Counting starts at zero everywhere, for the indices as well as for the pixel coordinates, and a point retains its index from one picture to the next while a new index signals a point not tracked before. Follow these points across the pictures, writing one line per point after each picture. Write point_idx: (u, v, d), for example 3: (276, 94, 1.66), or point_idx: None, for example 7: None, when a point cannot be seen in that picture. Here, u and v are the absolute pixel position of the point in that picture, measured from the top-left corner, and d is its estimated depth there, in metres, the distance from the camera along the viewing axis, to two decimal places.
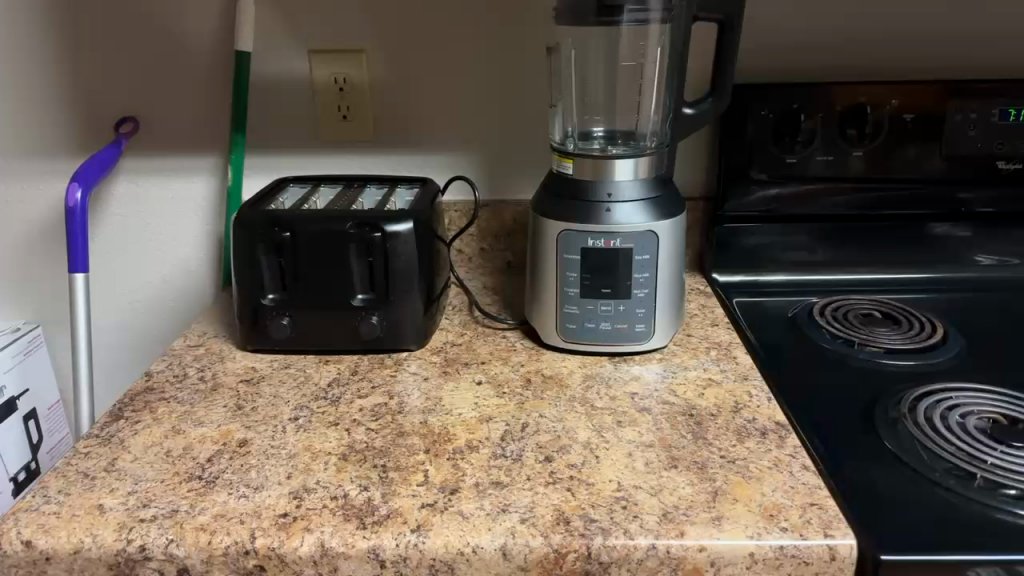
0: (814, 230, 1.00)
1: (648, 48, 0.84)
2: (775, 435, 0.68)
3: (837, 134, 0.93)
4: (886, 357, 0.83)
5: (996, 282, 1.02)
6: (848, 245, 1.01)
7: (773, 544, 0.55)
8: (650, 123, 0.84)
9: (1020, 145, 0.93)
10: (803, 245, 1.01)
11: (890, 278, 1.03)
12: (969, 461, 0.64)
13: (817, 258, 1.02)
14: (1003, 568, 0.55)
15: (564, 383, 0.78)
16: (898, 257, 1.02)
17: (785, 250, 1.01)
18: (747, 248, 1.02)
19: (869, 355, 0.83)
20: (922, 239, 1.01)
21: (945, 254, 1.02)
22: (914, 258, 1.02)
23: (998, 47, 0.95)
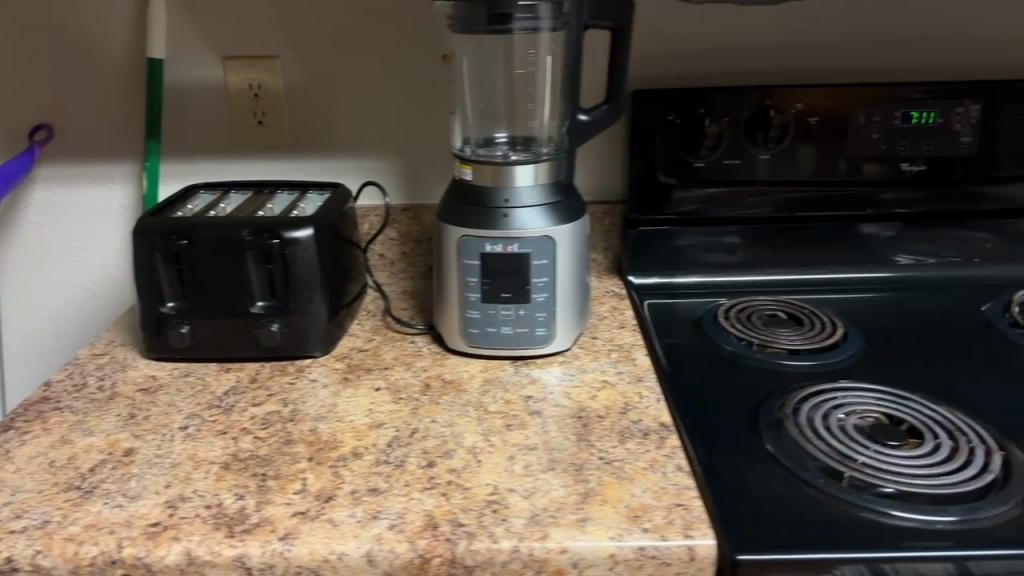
0: (730, 231, 1.01)
1: (539, 57, 0.82)
2: (656, 435, 0.69)
3: (743, 137, 0.95)
4: (785, 357, 0.84)
5: (914, 281, 1.03)
6: (765, 246, 1.02)
7: (633, 546, 0.56)
8: (546, 128, 0.84)
9: (923, 147, 0.95)
10: (720, 247, 1.02)
11: (808, 279, 1.03)
12: (842, 460, 0.65)
13: (733, 259, 1.03)
14: (865, 565, 0.57)
15: (462, 388, 0.77)
16: (816, 259, 1.03)
17: (705, 252, 1.02)
18: (665, 250, 1.02)
19: (772, 357, 0.84)
20: (838, 240, 1.02)
21: (866, 253, 1.02)
22: (832, 258, 1.03)
23: (903, 50, 0.96)
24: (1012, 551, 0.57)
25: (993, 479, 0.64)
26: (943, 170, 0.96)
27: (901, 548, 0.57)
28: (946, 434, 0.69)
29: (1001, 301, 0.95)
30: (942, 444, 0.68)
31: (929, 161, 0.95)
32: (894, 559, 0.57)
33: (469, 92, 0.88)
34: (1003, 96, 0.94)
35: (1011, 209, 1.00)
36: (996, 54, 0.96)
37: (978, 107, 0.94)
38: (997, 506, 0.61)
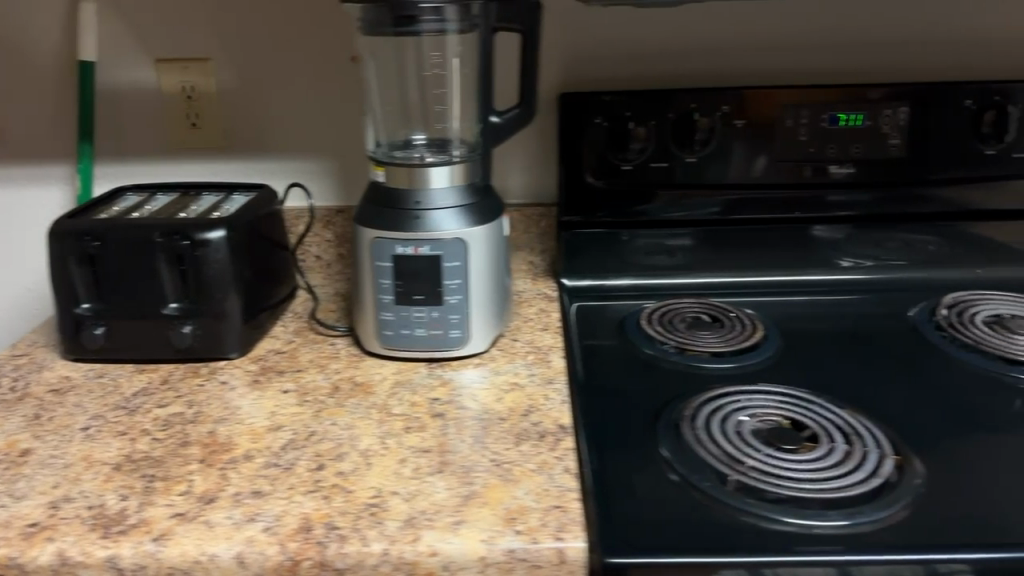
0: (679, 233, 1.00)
1: (446, 59, 0.82)
2: (551, 437, 0.69)
3: (669, 140, 0.94)
4: (708, 360, 0.84)
5: (865, 283, 0.98)
6: (703, 247, 1.00)
7: (503, 548, 0.56)
8: (456, 130, 0.84)
9: (851, 149, 0.93)
10: (659, 248, 1.01)
11: (753, 283, 0.99)
12: (730, 463, 0.65)
13: (673, 261, 1.00)
14: (746, 570, 0.56)
15: (370, 390, 0.77)
16: (758, 260, 1.00)
17: (645, 255, 1.01)
18: (601, 250, 1.01)
19: (692, 360, 0.84)
20: (778, 241, 1.00)
21: (812, 253, 1.00)
22: (775, 260, 1.00)
23: (834, 51, 0.95)
24: (895, 556, 0.57)
25: (880, 484, 0.63)
26: (873, 173, 0.95)
27: (784, 552, 0.57)
28: (843, 437, 0.68)
29: (931, 302, 0.94)
30: (836, 448, 0.67)
31: (857, 164, 0.94)
32: (775, 563, 0.56)
33: (375, 89, 0.85)
34: (932, 98, 0.93)
35: (951, 212, 0.99)
36: (929, 56, 0.95)
37: (906, 109, 0.93)
38: (879, 511, 0.61)
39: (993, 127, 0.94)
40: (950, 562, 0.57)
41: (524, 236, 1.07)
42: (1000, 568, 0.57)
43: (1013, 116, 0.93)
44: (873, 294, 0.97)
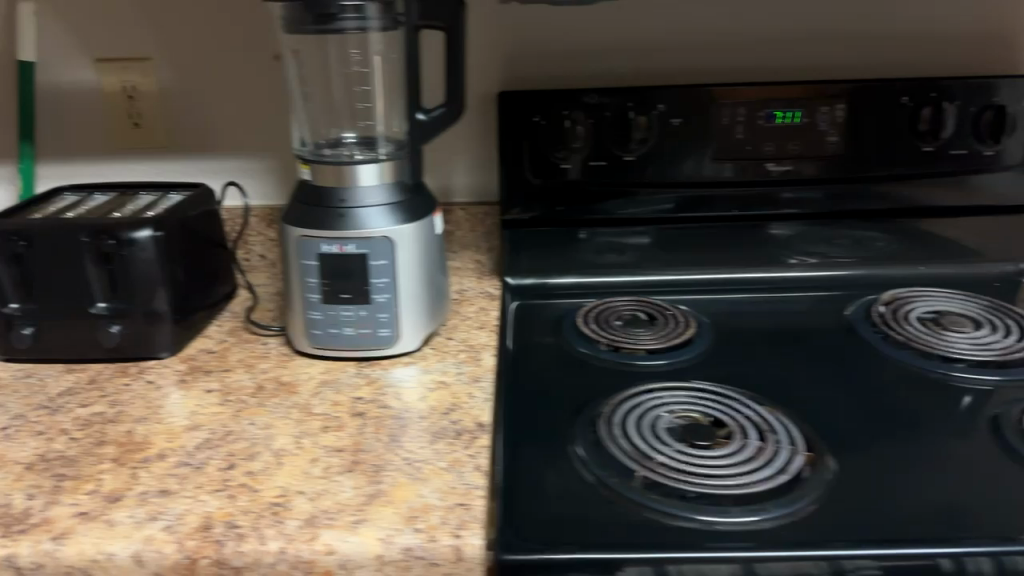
0: (639, 235, 1.06)
1: (369, 56, 0.83)
2: (468, 436, 0.68)
3: (607, 138, 0.94)
4: (642, 357, 0.84)
5: (807, 280, 0.99)
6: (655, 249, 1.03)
7: (399, 546, 0.56)
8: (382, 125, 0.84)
9: (789, 146, 0.93)
10: (612, 248, 1.03)
11: (695, 279, 0.99)
12: (639, 459, 0.65)
13: (625, 259, 1.03)
14: (650, 567, 0.57)
15: (294, 389, 0.76)
16: (701, 258, 1.01)
17: (597, 253, 1.03)
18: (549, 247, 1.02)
19: (626, 357, 0.84)
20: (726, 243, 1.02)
21: (758, 253, 1.02)
22: (718, 258, 1.01)
23: (771, 49, 0.95)
24: (796, 552, 0.57)
25: (786, 481, 0.63)
26: (810, 170, 0.95)
27: (688, 549, 0.57)
28: (757, 434, 0.68)
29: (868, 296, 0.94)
30: (748, 444, 0.67)
31: (795, 161, 0.94)
32: (677, 560, 0.57)
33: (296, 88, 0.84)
34: (867, 96, 0.92)
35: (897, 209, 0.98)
36: (867, 52, 0.95)
37: (843, 106, 0.92)
38: (781, 508, 0.61)
39: (930, 124, 0.93)
40: (854, 559, 0.57)
41: (470, 235, 1.06)
42: (905, 563, 0.57)
43: (950, 112, 0.92)
44: (821, 295, 0.96)
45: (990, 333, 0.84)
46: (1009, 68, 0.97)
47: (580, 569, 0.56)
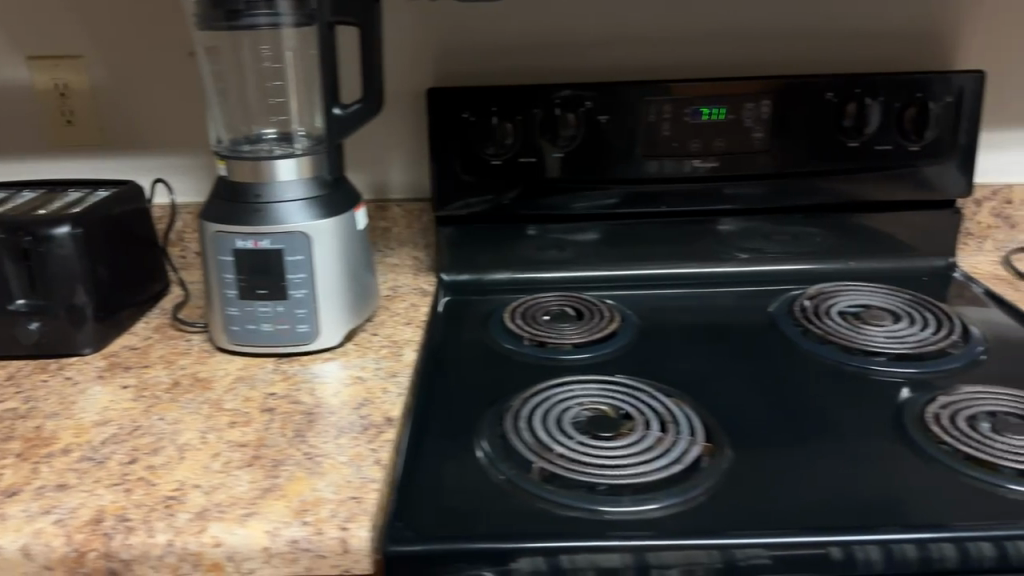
0: (589, 228, 1.00)
1: (286, 53, 0.83)
2: (374, 430, 0.68)
3: (535, 135, 0.94)
4: (568, 352, 0.84)
5: (740, 276, 1.02)
6: (597, 245, 1.01)
7: (286, 539, 0.56)
8: (301, 121, 0.84)
9: (714, 142, 0.94)
10: (552, 242, 1.00)
11: (625, 275, 1.02)
12: (540, 451, 0.66)
13: (566, 256, 1.01)
14: (543, 555, 0.57)
15: (209, 386, 0.77)
16: (637, 254, 1.01)
17: (541, 250, 1.01)
18: (487, 240, 1.00)
19: (552, 352, 0.84)
20: (670, 236, 1.00)
21: (697, 246, 1.01)
22: (653, 253, 1.01)
23: (699, 47, 0.95)
24: (687, 541, 0.58)
25: (679, 471, 0.64)
26: (737, 167, 0.95)
27: (580, 539, 0.58)
28: (659, 425, 0.69)
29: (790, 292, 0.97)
30: (649, 434, 0.68)
31: (720, 158, 0.95)
32: (568, 550, 0.57)
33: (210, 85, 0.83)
34: (792, 93, 0.93)
35: (828, 203, 0.99)
36: (795, 49, 0.96)
37: (768, 103, 0.93)
38: (671, 497, 0.62)
39: (855, 120, 0.93)
40: (745, 548, 0.58)
41: (407, 232, 1.03)
42: (795, 552, 0.58)
43: (873, 108, 0.93)
44: (745, 289, 0.99)
45: (906, 325, 0.84)
46: (937, 65, 0.97)
47: (470, 559, 0.57)
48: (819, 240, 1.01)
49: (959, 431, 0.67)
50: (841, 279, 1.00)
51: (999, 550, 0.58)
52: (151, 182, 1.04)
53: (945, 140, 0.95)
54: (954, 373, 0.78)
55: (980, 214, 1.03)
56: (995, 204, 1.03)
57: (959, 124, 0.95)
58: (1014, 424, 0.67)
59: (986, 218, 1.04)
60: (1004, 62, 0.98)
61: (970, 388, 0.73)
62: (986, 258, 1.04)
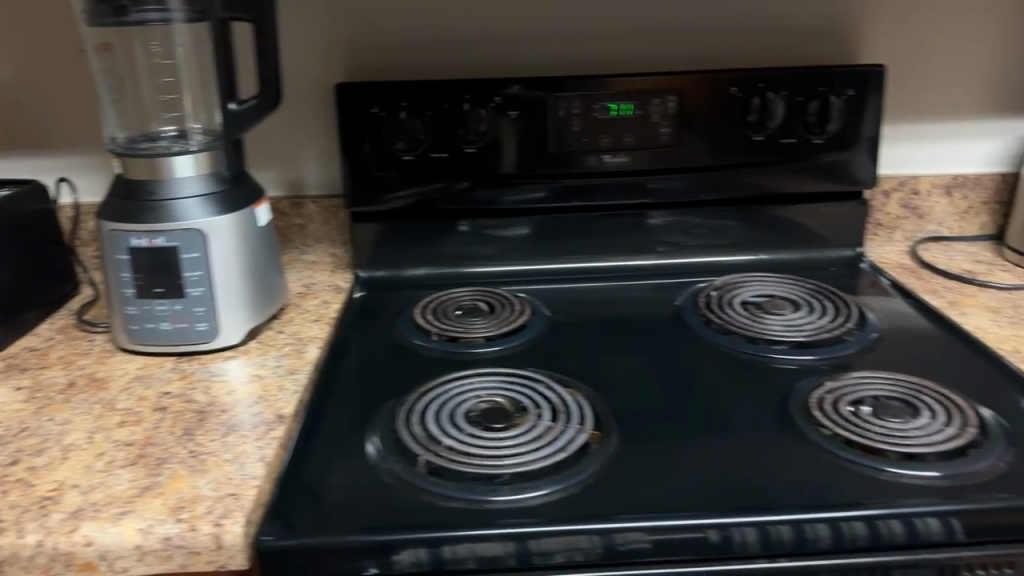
0: (518, 223, 1.00)
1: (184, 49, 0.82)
2: (263, 428, 0.67)
3: (444, 131, 0.93)
4: (479, 346, 0.84)
5: (662, 269, 1.02)
6: (520, 241, 1.01)
7: (158, 537, 0.56)
8: (200, 118, 0.83)
9: (622, 137, 0.95)
10: (473, 237, 1.00)
11: (547, 270, 1.02)
12: (426, 443, 0.65)
13: (488, 251, 1.01)
14: (424, 547, 0.57)
15: (104, 385, 0.76)
16: (558, 248, 1.01)
17: (465, 246, 1.01)
18: (407, 236, 1.00)
19: (464, 346, 0.84)
20: (589, 230, 1.01)
21: (619, 239, 1.02)
22: (572, 248, 1.02)
23: (608, 42, 0.96)
24: (568, 527, 0.58)
25: (563, 459, 0.64)
26: (646, 161, 0.96)
27: (461, 529, 0.58)
28: (550, 414, 0.70)
29: (690, 287, 0.98)
30: (539, 424, 0.68)
31: (629, 153, 0.96)
32: (449, 541, 0.57)
33: (101, 83, 0.82)
34: (697, 88, 0.94)
35: (738, 196, 1.00)
36: (701, 45, 0.97)
37: (674, 98, 0.94)
38: (550, 485, 0.62)
39: (759, 113, 0.95)
40: (625, 533, 0.59)
41: (324, 228, 1.03)
42: (673, 536, 0.59)
43: (776, 102, 0.94)
44: (658, 282, 1.00)
45: (805, 314, 0.86)
46: (841, 60, 0.99)
47: (349, 553, 0.57)
48: (737, 232, 1.02)
49: (841, 415, 0.69)
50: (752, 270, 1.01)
51: (872, 530, 0.59)
52: (55, 182, 1.02)
53: (847, 133, 0.97)
54: (848, 360, 0.79)
55: (889, 205, 1.06)
56: (903, 195, 1.05)
57: (861, 117, 0.96)
58: (894, 407, 0.69)
59: (894, 208, 1.06)
60: (905, 56, 1.01)
61: (857, 373, 0.74)
62: (895, 248, 1.06)
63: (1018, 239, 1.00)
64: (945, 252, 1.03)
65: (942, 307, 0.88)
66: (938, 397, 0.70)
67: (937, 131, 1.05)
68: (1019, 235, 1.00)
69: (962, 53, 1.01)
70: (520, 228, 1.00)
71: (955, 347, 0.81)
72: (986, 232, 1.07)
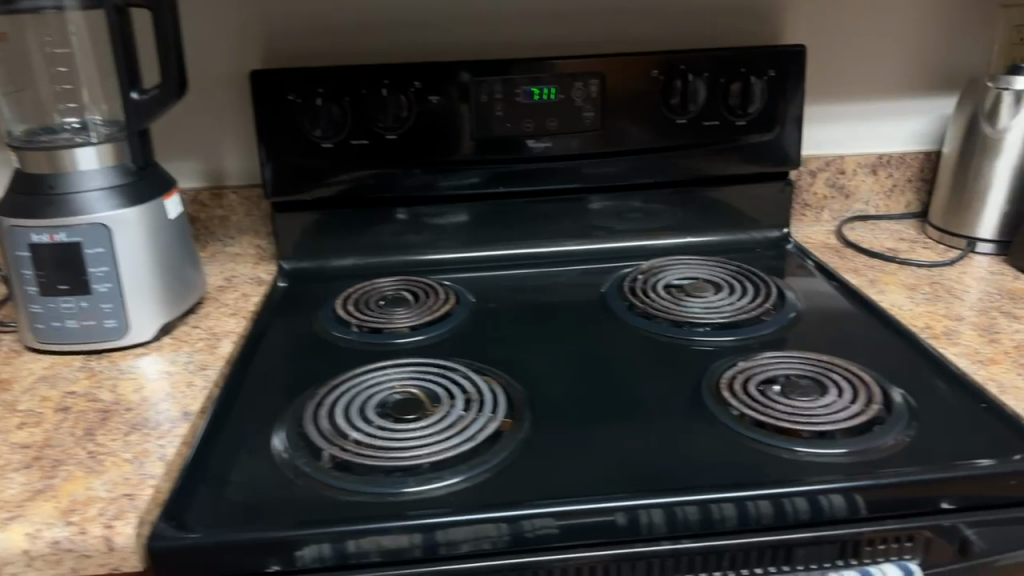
0: (451, 211, 0.99)
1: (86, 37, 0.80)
2: (166, 426, 0.66)
3: (364, 119, 0.92)
4: (403, 336, 0.82)
5: (591, 253, 1.02)
6: (447, 229, 1.00)
7: (46, 541, 0.54)
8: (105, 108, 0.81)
9: (546, 122, 0.94)
10: (400, 225, 0.99)
11: (476, 258, 1.01)
12: (332, 437, 0.64)
13: (416, 239, 1.00)
14: (329, 541, 0.56)
15: (7, 386, 0.74)
16: (487, 235, 1.00)
17: (393, 235, 0.99)
18: (331, 226, 0.98)
19: (390, 337, 0.82)
20: (518, 217, 1.00)
21: (548, 225, 1.01)
22: (501, 235, 1.01)
23: (530, 25, 0.95)
24: (476, 517, 0.58)
25: (468, 448, 0.63)
26: (570, 145, 0.95)
27: (366, 521, 0.57)
28: (463, 402, 0.68)
29: (619, 271, 0.97)
30: (449, 413, 0.66)
31: (554, 138, 0.95)
32: (353, 534, 0.56)
33: None
34: (619, 71, 0.93)
35: (666, 180, 1.00)
36: (624, 27, 0.97)
37: (597, 81, 0.93)
38: (455, 476, 0.61)
39: (682, 96, 0.95)
40: (534, 519, 0.58)
41: (246, 219, 1.01)
42: (582, 521, 0.58)
43: (698, 84, 0.94)
44: (585, 267, 1.00)
45: (725, 296, 0.87)
46: (765, 40, 1.00)
47: (248, 550, 0.56)
48: (665, 215, 1.02)
49: (752, 396, 0.69)
50: (679, 253, 1.01)
51: (777, 508, 0.59)
52: None
53: (770, 113, 0.97)
54: (763, 341, 0.79)
55: (816, 185, 1.06)
56: (829, 174, 1.06)
57: (783, 97, 0.97)
58: (802, 386, 0.69)
59: (821, 188, 1.06)
60: (828, 35, 1.01)
61: (769, 354, 0.75)
62: (823, 228, 1.07)
63: (940, 216, 1.01)
64: (870, 231, 1.04)
65: (862, 285, 0.89)
66: (845, 375, 0.71)
67: (861, 111, 1.05)
68: (941, 213, 1.01)
69: (884, 31, 1.02)
70: (443, 216, 0.99)
71: (871, 325, 0.81)
72: (911, 210, 1.08)
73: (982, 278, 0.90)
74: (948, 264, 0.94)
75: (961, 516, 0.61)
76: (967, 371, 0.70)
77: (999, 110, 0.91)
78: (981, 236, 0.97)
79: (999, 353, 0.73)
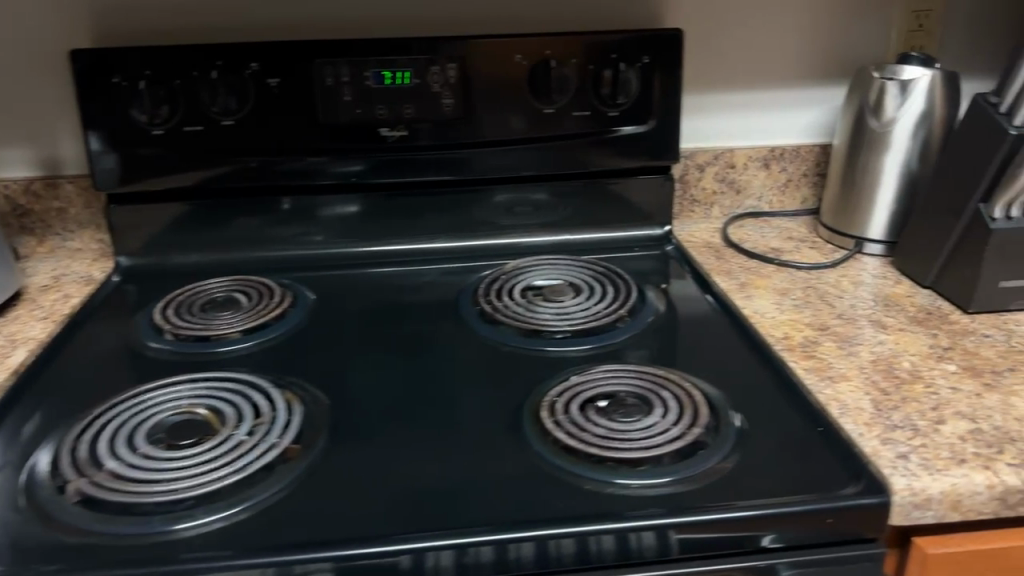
0: (303, 204, 0.91)
1: None
2: None
3: (197, 102, 0.84)
4: (224, 343, 0.75)
5: (458, 250, 0.95)
6: (301, 224, 0.92)
7: None
8: None
9: (400, 108, 0.86)
10: (247, 220, 0.91)
11: (333, 255, 0.93)
12: (83, 466, 0.57)
13: (266, 235, 0.92)
14: None
15: None
16: (345, 231, 0.93)
17: (241, 230, 0.91)
18: (171, 220, 0.90)
19: (209, 345, 0.75)
20: (378, 212, 0.92)
21: (411, 221, 0.93)
22: (361, 231, 0.93)
23: (388, 2, 0.88)
24: (237, 562, 0.51)
25: (233, 482, 0.56)
26: (428, 135, 0.88)
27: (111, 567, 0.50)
28: (249, 426, 0.61)
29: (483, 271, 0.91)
30: (227, 439, 0.59)
31: (410, 126, 0.87)
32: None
33: None
34: (478, 54, 0.86)
35: (538, 173, 0.92)
36: (491, 7, 0.90)
37: (455, 65, 0.86)
38: (209, 515, 0.54)
39: (548, 83, 0.88)
40: (306, 563, 0.51)
41: (86, 212, 0.93)
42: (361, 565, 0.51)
43: (565, 69, 0.87)
44: (449, 266, 0.93)
45: (580, 300, 0.80)
46: (643, 23, 0.93)
47: None
48: (540, 210, 0.95)
49: (572, 416, 0.63)
50: (552, 252, 0.95)
51: (581, 547, 0.53)
52: None
53: (644, 103, 0.90)
54: (628, 350, 0.73)
55: (704, 179, 1.00)
56: (718, 168, 1.00)
57: (658, 84, 0.90)
58: (627, 407, 0.63)
59: (709, 183, 1.00)
60: (714, 19, 0.95)
61: (605, 367, 0.68)
62: (710, 225, 1.01)
63: (829, 216, 0.95)
64: (759, 229, 0.98)
65: (730, 290, 0.83)
66: (679, 393, 0.65)
67: (752, 100, 0.99)
68: (829, 212, 0.95)
69: (776, 15, 0.95)
70: (318, 208, 0.91)
71: (729, 335, 0.75)
72: (805, 206, 1.02)
73: (862, 281, 0.85)
74: (830, 266, 0.88)
75: (782, 555, 0.55)
76: (813, 392, 0.64)
77: (885, 103, 0.85)
78: (870, 235, 0.91)
79: (853, 369, 0.67)
